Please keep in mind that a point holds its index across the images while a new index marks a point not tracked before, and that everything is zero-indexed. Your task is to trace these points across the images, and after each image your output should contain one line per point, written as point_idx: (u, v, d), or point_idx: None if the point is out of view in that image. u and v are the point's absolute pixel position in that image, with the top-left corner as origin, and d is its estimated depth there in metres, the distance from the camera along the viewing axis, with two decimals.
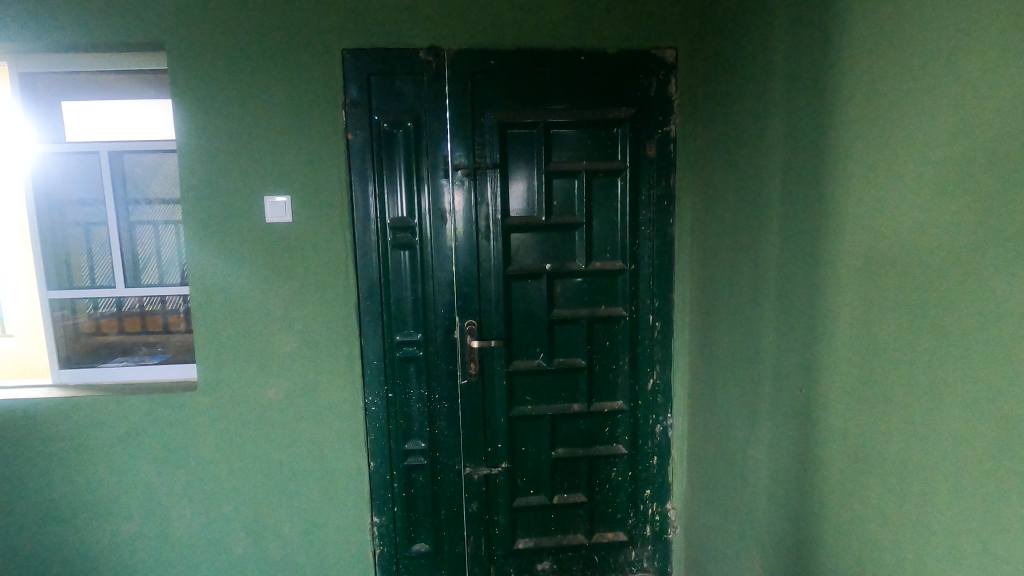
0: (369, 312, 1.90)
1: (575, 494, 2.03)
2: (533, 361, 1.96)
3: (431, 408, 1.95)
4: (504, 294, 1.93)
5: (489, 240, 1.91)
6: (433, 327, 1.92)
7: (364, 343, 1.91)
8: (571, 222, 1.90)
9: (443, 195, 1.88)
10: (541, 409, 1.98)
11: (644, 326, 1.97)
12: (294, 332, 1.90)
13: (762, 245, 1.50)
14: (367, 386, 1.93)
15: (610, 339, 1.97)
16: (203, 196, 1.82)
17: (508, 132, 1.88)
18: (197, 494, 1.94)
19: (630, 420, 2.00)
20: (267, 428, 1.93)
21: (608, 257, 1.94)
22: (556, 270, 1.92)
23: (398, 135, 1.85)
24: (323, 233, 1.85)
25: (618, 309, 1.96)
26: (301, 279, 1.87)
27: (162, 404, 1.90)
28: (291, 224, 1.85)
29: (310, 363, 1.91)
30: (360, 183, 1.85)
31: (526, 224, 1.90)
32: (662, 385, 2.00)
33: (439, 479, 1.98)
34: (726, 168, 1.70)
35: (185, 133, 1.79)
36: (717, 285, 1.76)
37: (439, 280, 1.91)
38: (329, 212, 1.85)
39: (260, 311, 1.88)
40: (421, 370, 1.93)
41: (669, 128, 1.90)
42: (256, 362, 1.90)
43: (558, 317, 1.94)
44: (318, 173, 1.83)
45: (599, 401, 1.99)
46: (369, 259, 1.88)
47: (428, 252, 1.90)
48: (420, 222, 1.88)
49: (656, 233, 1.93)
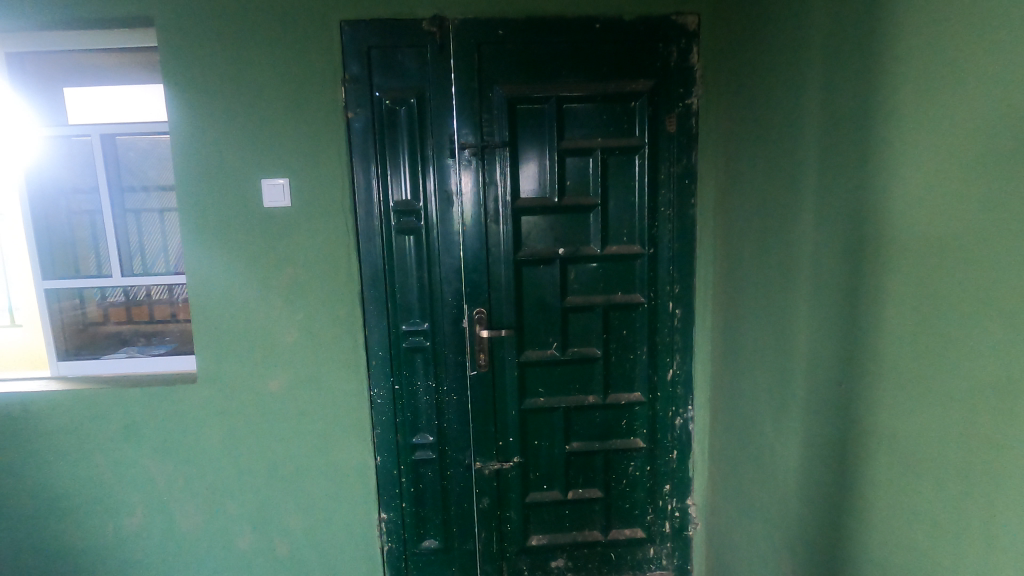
0: (373, 300, 1.81)
1: (591, 490, 1.94)
2: (546, 352, 1.86)
3: (439, 400, 1.87)
4: (515, 281, 1.82)
5: (498, 224, 1.80)
6: (440, 316, 1.83)
7: (368, 333, 1.83)
8: (585, 204, 1.79)
9: (450, 177, 1.78)
10: (554, 401, 1.88)
11: (664, 314, 1.86)
12: (296, 323, 1.82)
13: (795, 227, 1.37)
14: (373, 378, 1.85)
15: (627, 328, 1.86)
16: (198, 181, 1.73)
17: (518, 107, 1.76)
18: (200, 489, 1.89)
19: (649, 413, 1.90)
20: (270, 423, 1.86)
21: (625, 241, 1.82)
22: (569, 255, 1.81)
23: (401, 113, 1.74)
24: (324, 219, 1.77)
25: (635, 295, 1.84)
26: (302, 268, 1.79)
27: (162, 397, 1.84)
28: (290, 210, 1.76)
29: (313, 356, 1.83)
30: (362, 165, 1.75)
31: (537, 207, 1.79)
32: (683, 376, 1.89)
33: (448, 474, 1.91)
34: (754, 143, 1.56)
35: (178, 115, 1.70)
36: (744, 270, 1.63)
37: (446, 267, 1.81)
38: (330, 197, 1.75)
39: (260, 302, 1.80)
40: (428, 361, 1.85)
41: (690, 101, 1.77)
42: (257, 354, 1.83)
43: (572, 304, 1.83)
44: (317, 155, 1.74)
45: (616, 392, 1.89)
46: (373, 245, 1.79)
47: (434, 238, 1.80)
48: (426, 206, 1.79)
49: (677, 214, 1.81)
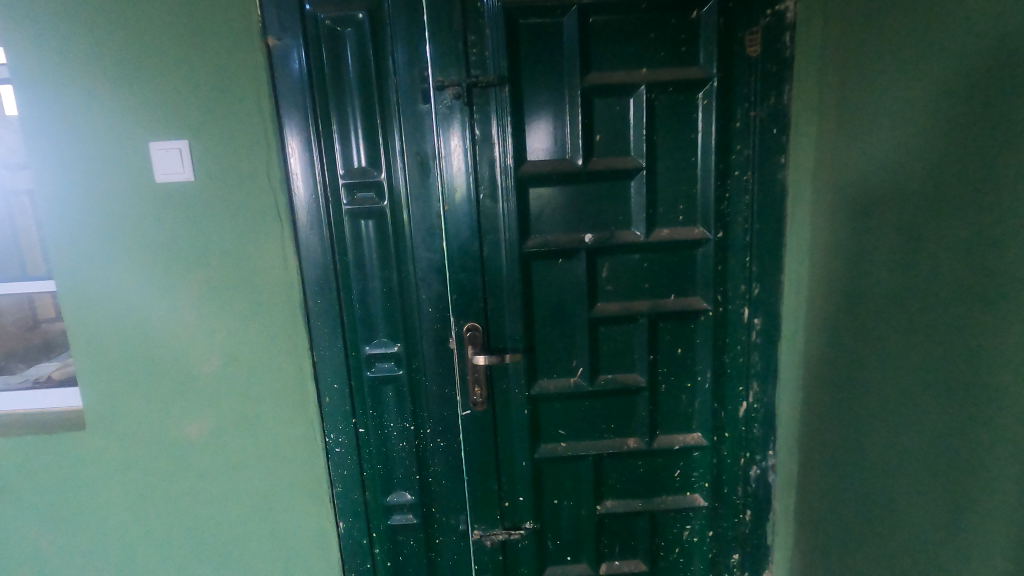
0: (320, 313, 1.28)
1: (631, 562, 1.42)
2: (567, 381, 1.32)
3: (419, 447, 1.35)
4: (522, 282, 1.27)
5: (496, 201, 1.24)
6: (417, 333, 1.30)
7: (318, 359, 1.31)
8: (622, 169, 1.22)
9: (424, 134, 1.21)
10: (580, 448, 1.35)
11: (735, 325, 1.30)
12: (216, 347, 1.30)
13: (985, 200, 0.78)
14: (327, 420, 1.34)
15: (683, 345, 1.31)
16: (60, 146, 1.20)
17: (521, 24, 1.18)
18: (106, 568, 1.40)
19: (712, 461, 1.36)
20: (192, 480, 1.36)
21: (681, 221, 1.25)
22: (600, 244, 1.25)
23: (348, 38, 1.18)
24: (244, 199, 1.23)
25: (696, 300, 1.28)
26: (220, 270, 1.26)
27: (41, 448, 1.34)
28: (194, 185, 1.22)
29: (244, 391, 1.32)
30: (294, 121, 1.20)
31: (552, 174, 1.23)
32: (762, 411, 1.34)
33: (437, 543, 1.40)
34: (892, 63, 0.96)
35: (22, 48, 1.16)
36: (867, 270, 1.04)
37: (423, 266, 1.26)
38: (250, 166, 1.21)
39: (165, 318, 1.28)
40: (403, 396, 1.32)
41: (782, 6, 1.17)
42: (165, 389, 1.31)
43: (604, 314, 1.28)
44: (227, 105, 1.19)
45: (666, 434, 1.35)
46: (317, 236, 1.25)
47: (404, 224, 1.25)
48: (391, 177, 1.23)
49: (758, 180, 1.22)
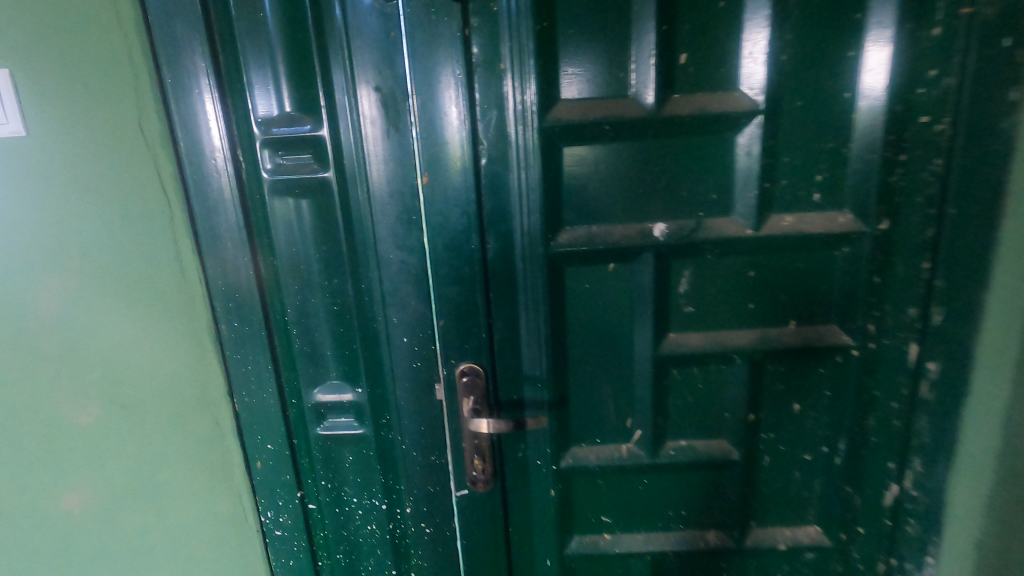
0: (239, 342, 0.84)
1: None
2: (616, 449, 0.86)
3: (396, 532, 0.92)
4: (549, 299, 0.80)
5: (506, 169, 0.76)
6: (386, 374, 0.85)
7: (243, 409, 0.87)
8: (721, 117, 0.72)
9: (387, 55, 0.72)
10: (632, 544, 0.90)
11: (892, 372, 0.80)
12: (90, 390, 0.87)
13: None
14: (263, 494, 0.92)
15: (803, 399, 0.83)
16: None
17: None
18: None
19: (834, 566, 0.90)
20: (78, 569, 0.96)
21: (815, 203, 0.75)
22: (678, 241, 0.77)
23: None
24: (107, 165, 0.77)
25: (830, 331, 0.79)
26: (83, 275, 0.82)
27: None
28: (28, 144, 0.76)
29: (138, 451, 0.90)
30: (174, 35, 0.73)
31: (602, 124, 0.74)
32: (921, 504, 0.85)
33: None
34: None
35: None
36: None
37: (393, 272, 0.80)
38: (114, 113, 0.76)
39: (10, 345, 0.85)
40: (369, 463, 0.89)
41: None
42: (23, 446, 0.89)
43: (678, 353, 0.81)
44: (70, 11, 0.73)
45: (765, 527, 0.89)
46: (225, 226, 0.79)
47: (360, 207, 0.78)
48: (337, 130, 0.76)
49: (963, 132, 0.70)
